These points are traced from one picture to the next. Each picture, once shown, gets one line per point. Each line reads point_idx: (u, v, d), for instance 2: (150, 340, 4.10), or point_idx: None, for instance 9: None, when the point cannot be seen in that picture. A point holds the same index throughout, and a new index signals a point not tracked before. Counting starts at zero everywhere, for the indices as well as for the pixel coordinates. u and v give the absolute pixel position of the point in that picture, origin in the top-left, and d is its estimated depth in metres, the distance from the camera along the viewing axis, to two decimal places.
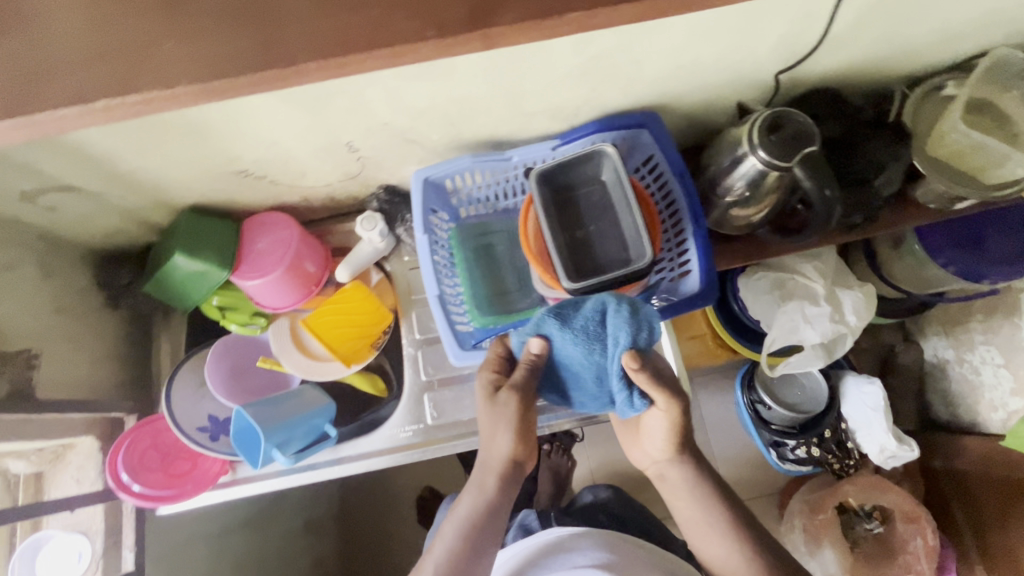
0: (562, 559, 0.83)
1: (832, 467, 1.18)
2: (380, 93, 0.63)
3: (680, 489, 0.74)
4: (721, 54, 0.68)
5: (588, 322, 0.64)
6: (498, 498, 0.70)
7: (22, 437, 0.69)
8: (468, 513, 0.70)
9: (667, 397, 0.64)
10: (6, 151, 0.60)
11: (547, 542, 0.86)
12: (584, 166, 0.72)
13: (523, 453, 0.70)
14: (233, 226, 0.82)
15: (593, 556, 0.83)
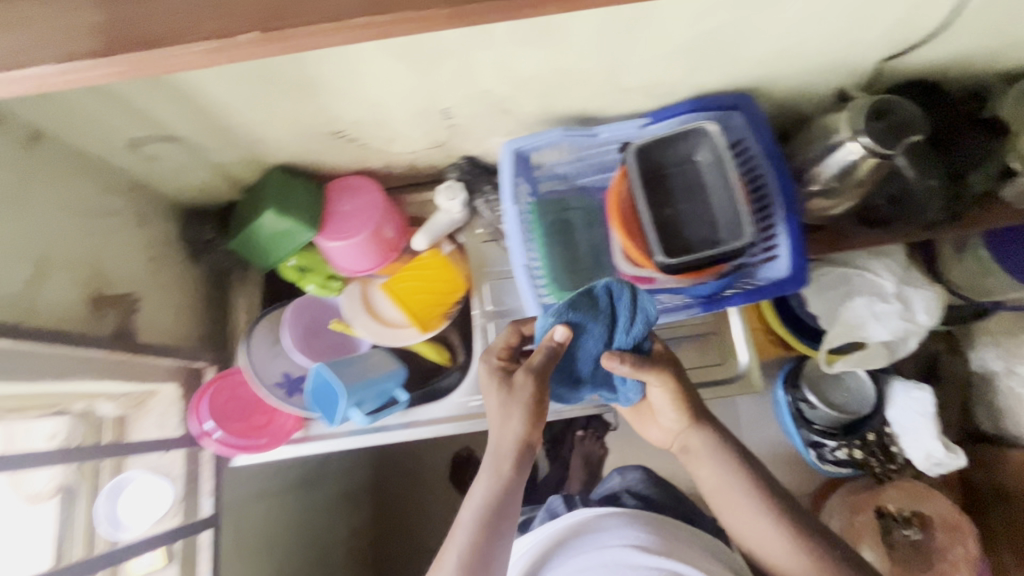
0: (592, 540, 0.76)
1: (874, 471, 1.09)
2: (490, 57, 0.63)
3: (701, 454, 0.72)
4: (831, 38, 0.68)
5: (602, 305, 0.68)
6: (510, 485, 0.66)
7: (121, 377, 0.71)
8: (481, 501, 0.65)
9: (658, 369, 0.69)
10: (128, 96, 0.61)
11: (579, 525, 0.80)
12: (681, 143, 0.72)
13: (532, 437, 0.68)
14: (317, 187, 0.83)
15: (627, 537, 0.75)
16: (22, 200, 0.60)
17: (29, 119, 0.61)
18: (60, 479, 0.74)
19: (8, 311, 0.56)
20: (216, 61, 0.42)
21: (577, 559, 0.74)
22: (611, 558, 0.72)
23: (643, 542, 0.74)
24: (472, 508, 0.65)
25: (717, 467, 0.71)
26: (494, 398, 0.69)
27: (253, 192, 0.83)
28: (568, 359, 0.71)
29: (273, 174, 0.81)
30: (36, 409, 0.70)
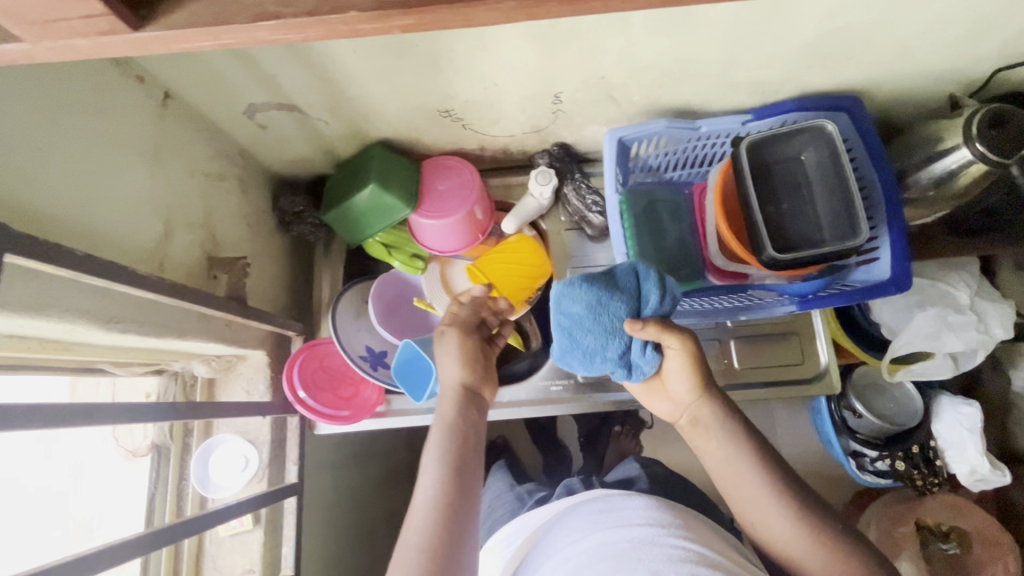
0: (611, 514, 0.64)
1: (915, 484, 1.04)
2: (619, 43, 0.63)
3: (713, 428, 0.64)
4: (954, 44, 0.67)
5: (623, 282, 0.62)
6: (468, 446, 0.63)
7: (223, 340, 0.71)
8: (440, 466, 0.61)
9: (675, 332, 0.61)
10: (262, 61, 0.61)
11: (596, 499, 0.69)
12: (789, 141, 0.72)
13: (478, 395, 0.68)
14: (412, 166, 0.84)
15: (651, 516, 0.62)
16: (159, 157, 0.61)
17: (162, 80, 0.62)
18: (153, 437, 0.76)
19: (145, 262, 0.59)
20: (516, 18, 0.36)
21: (593, 534, 0.61)
22: (635, 535, 0.59)
23: (673, 526, 0.61)
24: (432, 475, 0.61)
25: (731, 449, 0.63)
26: (447, 367, 0.68)
27: (350, 166, 0.83)
28: (582, 330, 0.62)
29: (373, 149, 0.81)
30: (141, 366, 0.72)
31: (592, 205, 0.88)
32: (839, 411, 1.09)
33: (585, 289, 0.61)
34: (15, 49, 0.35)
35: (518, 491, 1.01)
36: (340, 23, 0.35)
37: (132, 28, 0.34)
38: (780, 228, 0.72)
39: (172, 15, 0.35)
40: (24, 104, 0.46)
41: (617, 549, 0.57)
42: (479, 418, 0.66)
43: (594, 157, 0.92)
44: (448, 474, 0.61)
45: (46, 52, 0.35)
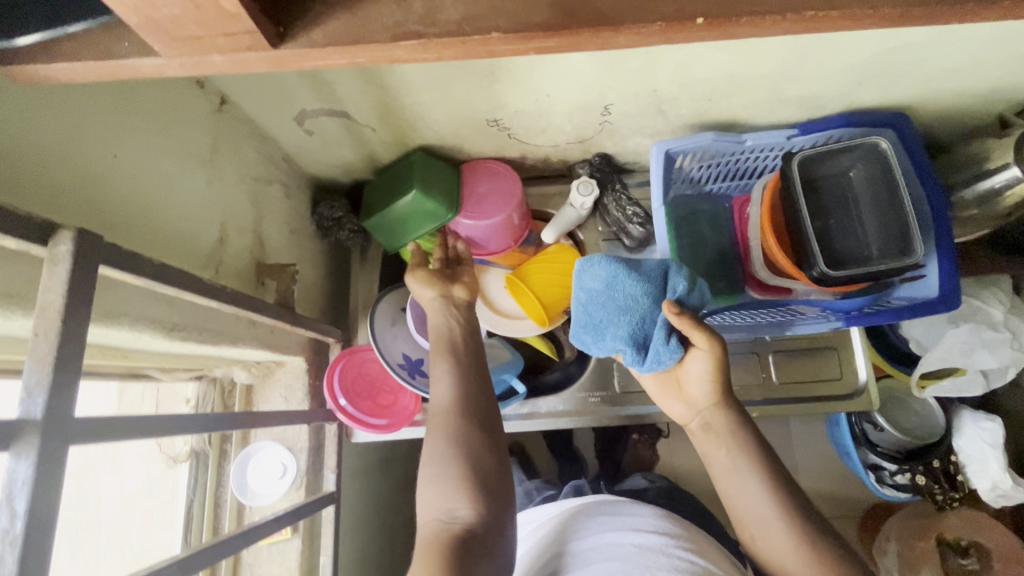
0: (619, 517, 0.64)
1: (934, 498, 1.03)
2: (678, 58, 0.63)
3: (723, 439, 0.62)
4: (1006, 65, 0.67)
5: (648, 269, 0.63)
6: (470, 383, 0.62)
7: (269, 346, 0.71)
8: (447, 407, 0.60)
9: (705, 330, 0.60)
10: (321, 69, 0.61)
11: (607, 500, 0.69)
12: (838, 156, 0.72)
13: (469, 337, 0.68)
14: (453, 172, 0.83)
15: (658, 525, 0.62)
16: (215, 163, 0.61)
17: (218, 85, 0.61)
18: (193, 443, 0.76)
19: (202, 267, 0.59)
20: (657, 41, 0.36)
21: (600, 533, 0.62)
22: (641, 540, 0.59)
23: (679, 537, 0.61)
24: (438, 417, 0.59)
25: (734, 462, 0.61)
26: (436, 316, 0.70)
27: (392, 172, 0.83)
28: (595, 303, 0.63)
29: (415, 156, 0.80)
30: (184, 372, 0.71)
31: (632, 216, 0.87)
32: (859, 425, 1.07)
33: (606, 265, 0.63)
34: (151, 63, 0.35)
35: (527, 487, 1.03)
36: (480, 45, 0.35)
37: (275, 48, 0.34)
38: (828, 244, 0.72)
39: (311, 33, 0.34)
40: (102, 112, 0.46)
41: (622, 551, 0.58)
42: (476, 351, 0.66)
43: (632, 168, 0.92)
44: (457, 412, 0.59)
45: (177, 66, 0.36)
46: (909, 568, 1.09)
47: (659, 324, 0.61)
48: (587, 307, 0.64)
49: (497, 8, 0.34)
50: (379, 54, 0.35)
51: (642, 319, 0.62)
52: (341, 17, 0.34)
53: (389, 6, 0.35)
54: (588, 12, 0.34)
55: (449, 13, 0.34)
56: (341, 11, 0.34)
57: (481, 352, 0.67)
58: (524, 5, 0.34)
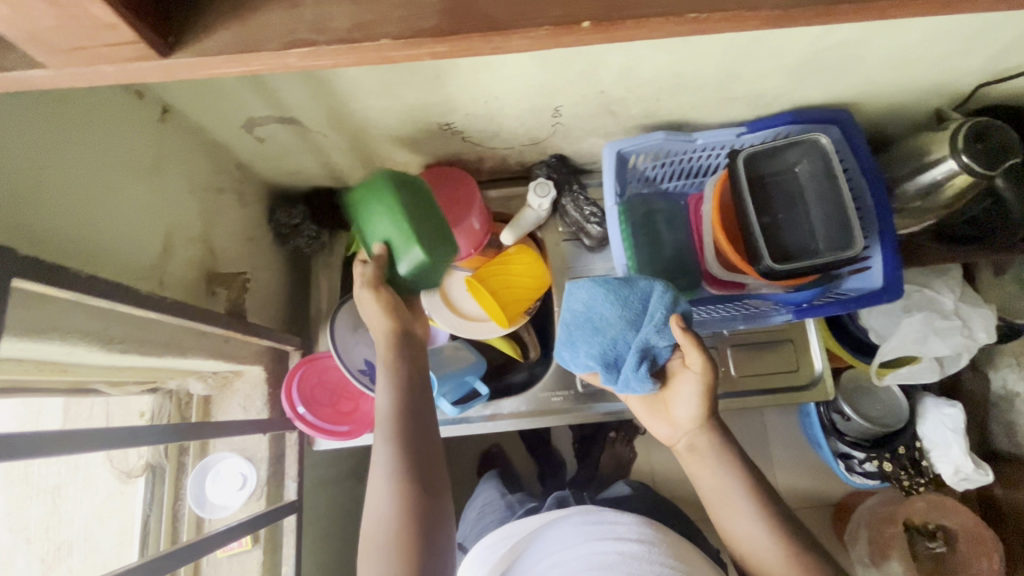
0: (602, 526, 0.65)
1: (902, 484, 1.06)
2: (619, 60, 0.64)
3: (709, 461, 0.63)
4: (938, 63, 0.69)
5: (633, 296, 0.63)
6: (412, 418, 0.60)
7: (223, 356, 0.70)
8: (389, 448, 0.57)
9: (703, 352, 0.59)
10: (265, 75, 0.61)
11: (588, 510, 0.70)
12: (784, 153, 0.74)
13: (413, 361, 0.64)
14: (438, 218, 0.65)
15: (640, 532, 0.63)
16: (159, 172, 0.61)
17: (161, 95, 0.60)
18: (148, 457, 0.76)
19: (146, 279, 0.58)
20: (546, 46, 0.37)
21: (584, 543, 0.62)
22: (624, 548, 0.60)
23: (661, 546, 0.62)
24: (383, 459, 0.57)
25: (721, 480, 0.62)
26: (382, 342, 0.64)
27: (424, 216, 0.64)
28: (577, 322, 0.65)
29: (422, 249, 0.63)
30: (136, 386, 0.71)
31: (590, 216, 0.88)
32: (828, 414, 1.09)
33: (590, 288, 0.65)
34: (48, 74, 0.35)
35: (509, 499, 1.00)
36: (375, 52, 0.35)
37: (163, 58, 0.34)
38: (777, 240, 0.73)
39: (204, 42, 0.34)
40: (28, 125, 0.46)
41: (606, 560, 0.59)
42: (421, 382, 0.63)
43: (590, 168, 0.93)
44: (401, 462, 0.57)
45: (71, 76, 0.35)
46: (879, 553, 1.10)
47: (634, 351, 0.62)
48: (572, 328, 0.66)
49: (389, 13, 0.35)
50: (274, 62, 0.35)
51: (619, 341, 0.63)
52: (232, 27, 0.35)
53: (281, 14, 0.35)
54: (478, 19, 0.35)
55: (340, 21, 0.35)
56: (234, 21, 0.35)
57: (426, 380, 0.64)
58: (415, 10, 0.35)
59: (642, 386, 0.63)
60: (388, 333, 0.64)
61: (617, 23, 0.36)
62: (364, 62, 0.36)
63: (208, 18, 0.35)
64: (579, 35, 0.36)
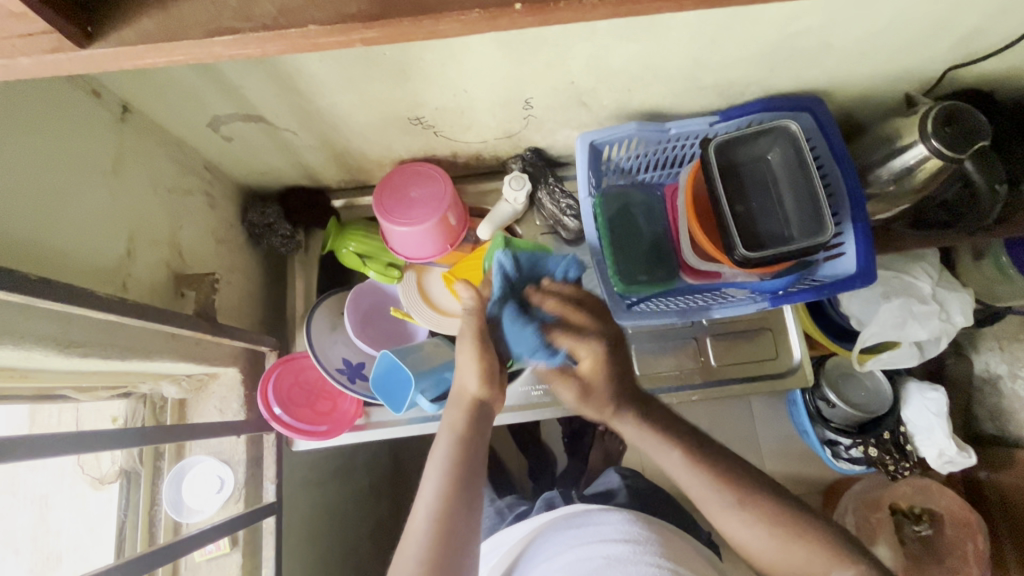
0: (589, 530, 0.64)
1: (887, 469, 1.05)
2: (585, 51, 0.64)
3: (645, 437, 0.65)
4: (904, 48, 0.69)
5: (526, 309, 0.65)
6: (457, 504, 0.59)
7: (194, 359, 0.69)
8: (428, 529, 0.57)
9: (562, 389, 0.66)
10: (225, 72, 0.60)
11: (577, 514, 0.69)
12: (756, 141, 0.74)
13: (476, 446, 0.63)
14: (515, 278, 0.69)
15: (627, 531, 0.63)
16: (118, 173, 0.60)
17: (119, 93, 0.60)
18: (122, 463, 0.75)
19: (106, 281, 0.58)
20: (480, 30, 0.37)
21: (572, 550, 0.62)
22: (610, 551, 0.59)
23: (648, 543, 0.61)
24: (418, 542, 0.57)
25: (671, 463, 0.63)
26: (455, 415, 0.64)
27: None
28: None
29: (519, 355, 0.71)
30: (106, 391, 0.70)
31: (566, 209, 0.88)
32: (812, 402, 1.10)
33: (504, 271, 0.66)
34: None
35: (498, 506, 0.99)
36: (302, 38, 0.36)
37: (80, 49, 0.35)
38: (751, 228, 0.73)
39: (121, 32, 0.36)
40: None
41: (592, 565, 0.58)
42: (476, 460, 0.62)
43: (567, 161, 0.93)
44: (438, 521, 0.58)
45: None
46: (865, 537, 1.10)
47: None
48: None
49: (315, 2, 0.36)
50: (196, 51, 0.36)
51: None
52: (152, 15, 0.36)
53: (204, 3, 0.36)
54: (407, 4, 0.36)
55: (266, 8, 0.36)
56: (153, 10, 0.36)
57: (481, 459, 0.63)
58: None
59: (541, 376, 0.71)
60: (466, 406, 0.64)
61: (547, 6, 0.36)
62: (292, 48, 0.37)
63: (128, 10, 0.36)
64: (514, 19, 0.37)
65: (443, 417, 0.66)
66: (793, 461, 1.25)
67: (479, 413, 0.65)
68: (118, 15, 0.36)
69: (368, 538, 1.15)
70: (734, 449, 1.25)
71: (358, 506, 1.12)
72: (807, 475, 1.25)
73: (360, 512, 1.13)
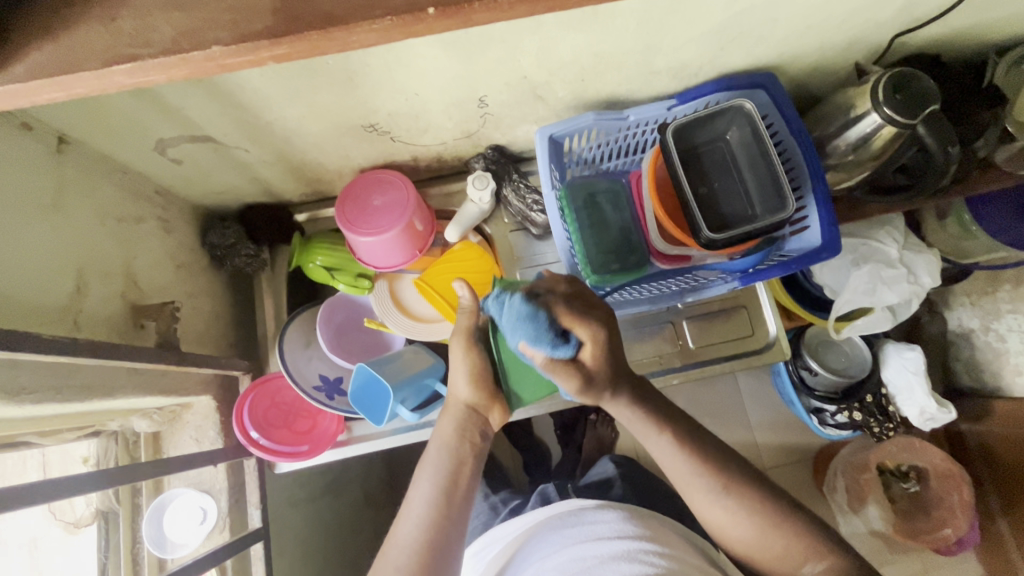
0: (582, 530, 0.64)
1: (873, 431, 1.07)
2: (533, 44, 0.63)
3: (637, 424, 0.61)
4: (849, 18, 0.69)
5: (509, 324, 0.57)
6: (447, 511, 0.58)
7: (160, 390, 0.67)
8: (414, 536, 0.56)
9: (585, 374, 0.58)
10: (163, 95, 0.58)
11: (570, 512, 0.69)
12: (712, 122, 0.74)
13: (467, 448, 0.62)
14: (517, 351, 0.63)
15: (620, 529, 0.63)
16: (60, 208, 0.58)
17: (55, 125, 0.58)
18: (97, 503, 0.73)
19: (56, 321, 0.56)
20: (397, 36, 0.37)
21: (564, 549, 0.61)
22: (604, 550, 0.59)
23: (641, 540, 0.61)
24: (401, 549, 0.56)
25: (658, 447, 0.61)
26: (445, 424, 0.63)
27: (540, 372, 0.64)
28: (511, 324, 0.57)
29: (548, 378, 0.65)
30: (72, 432, 0.68)
31: (532, 205, 0.86)
32: (797, 371, 1.11)
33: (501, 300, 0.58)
34: None
35: (492, 501, 0.99)
36: (206, 60, 0.36)
37: None
38: (715, 209, 0.73)
39: (15, 69, 0.36)
40: None
41: (584, 565, 0.58)
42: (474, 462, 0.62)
43: (530, 156, 0.92)
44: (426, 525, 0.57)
45: None
46: (856, 499, 1.12)
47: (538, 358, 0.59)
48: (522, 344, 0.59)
49: (216, 20, 0.36)
50: (98, 80, 0.36)
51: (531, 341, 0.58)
52: (46, 48, 0.36)
53: (99, 31, 0.36)
54: (315, 16, 0.35)
55: (164, 32, 0.36)
56: (47, 42, 0.36)
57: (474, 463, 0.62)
58: (242, 14, 0.36)
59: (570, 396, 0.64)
60: (456, 412, 0.63)
61: (460, 9, 0.36)
62: (197, 71, 0.36)
63: (20, 48, 0.36)
64: (430, 24, 0.37)
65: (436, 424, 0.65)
66: (781, 432, 1.27)
67: (470, 420, 0.63)
68: (23, 52, 0.36)
69: (367, 549, 1.14)
70: (723, 425, 1.26)
71: (353, 518, 1.11)
72: (797, 444, 1.27)
73: (355, 525, 1.11)
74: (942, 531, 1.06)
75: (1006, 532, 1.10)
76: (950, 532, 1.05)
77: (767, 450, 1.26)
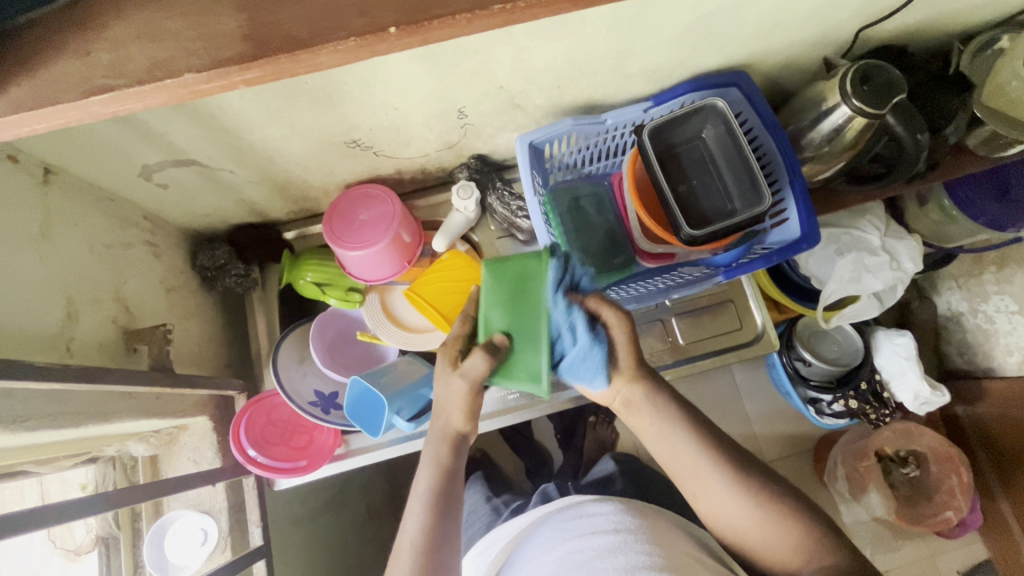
0: (581, 522, 0.64)
1: (868, 418, 1.07)
2: (507, 56, 0.64)
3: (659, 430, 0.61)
4: (814, 14, 0.71)
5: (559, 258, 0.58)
6: (441, 535, 0.59)
7: (155, 412, 0.68)
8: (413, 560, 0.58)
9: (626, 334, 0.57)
10: (146, 122, 0.59)
11: (570, 506, 0.69)
12: (687, 121, 0.75)
13: (456, 474, 0.62)
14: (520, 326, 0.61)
15: (617, 521, 0.63)
16: (48, 237, 0.59)
17: (40, 156, 0.59)
18: (97, 530, 0.74)
19: (49, 349, 0.57)
20: (363, 57, 0.38)
21: (563, 544, 0.62)
22: (601, 543, 0.59)
23: (638, 533, 0.60)
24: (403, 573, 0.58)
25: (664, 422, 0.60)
26: (437, 448, 0.62)
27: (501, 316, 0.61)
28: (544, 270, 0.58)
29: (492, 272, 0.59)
30: (69, 459, 0.68)
31: (517, 210, 0.88)
32: (791, 363, 1.10)
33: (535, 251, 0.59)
34: None
35: (494, 503, 0.99)
36: (181, 87, 0.37)
37: None
38: (693, 207, 0.75)
39: None
40: None
41: (582, 558, 0.58)
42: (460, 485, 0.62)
43: (513, 163, 0.94)
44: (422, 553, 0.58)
45: None
46: (857, 487, 1.13)
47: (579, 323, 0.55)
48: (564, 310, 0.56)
49: (188, 49, 0.37)
50: (76, 111, 0.37)
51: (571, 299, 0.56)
52: (24, 84, 0.37)
53: (74, 63, 0.37)
54: (284, 41, 0.37)
55: (138, 62, 0.37)
56: (24, 78, 0.37)
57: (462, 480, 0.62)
58: (213, 42, 0.37)
59: (599, 380, 0.57)
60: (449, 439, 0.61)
61: (421, 25, 0.37)
62: (173, 98, 0.37)
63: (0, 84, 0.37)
64: (394, 42, 0.38)
65: (425, 447, 0.63)
66: (779, 423, 1.28)
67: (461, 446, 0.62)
68: (6, 90, 0.37)
69: (373, 564, 1.14)
70: (721, 420, 1.27)
71: (354, 534, 1.10)
72: (795, 435, 1.28)
73: (358, 541, 1.11)
74: (943, 514, 1.08)
75: (1005, 510, 1.11)
76: (952, 514, 1.07)
77: (765, 442, 1.27)
